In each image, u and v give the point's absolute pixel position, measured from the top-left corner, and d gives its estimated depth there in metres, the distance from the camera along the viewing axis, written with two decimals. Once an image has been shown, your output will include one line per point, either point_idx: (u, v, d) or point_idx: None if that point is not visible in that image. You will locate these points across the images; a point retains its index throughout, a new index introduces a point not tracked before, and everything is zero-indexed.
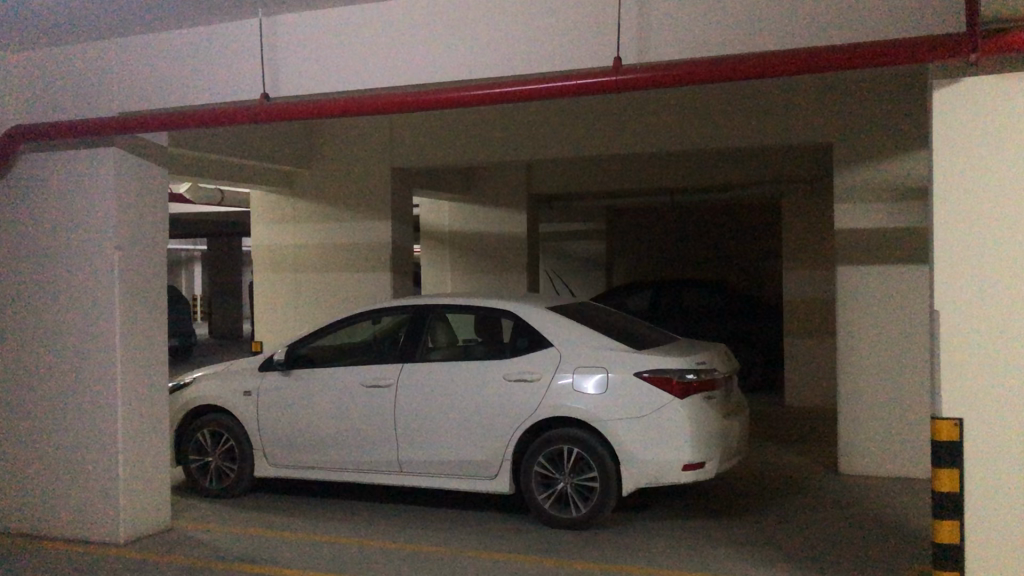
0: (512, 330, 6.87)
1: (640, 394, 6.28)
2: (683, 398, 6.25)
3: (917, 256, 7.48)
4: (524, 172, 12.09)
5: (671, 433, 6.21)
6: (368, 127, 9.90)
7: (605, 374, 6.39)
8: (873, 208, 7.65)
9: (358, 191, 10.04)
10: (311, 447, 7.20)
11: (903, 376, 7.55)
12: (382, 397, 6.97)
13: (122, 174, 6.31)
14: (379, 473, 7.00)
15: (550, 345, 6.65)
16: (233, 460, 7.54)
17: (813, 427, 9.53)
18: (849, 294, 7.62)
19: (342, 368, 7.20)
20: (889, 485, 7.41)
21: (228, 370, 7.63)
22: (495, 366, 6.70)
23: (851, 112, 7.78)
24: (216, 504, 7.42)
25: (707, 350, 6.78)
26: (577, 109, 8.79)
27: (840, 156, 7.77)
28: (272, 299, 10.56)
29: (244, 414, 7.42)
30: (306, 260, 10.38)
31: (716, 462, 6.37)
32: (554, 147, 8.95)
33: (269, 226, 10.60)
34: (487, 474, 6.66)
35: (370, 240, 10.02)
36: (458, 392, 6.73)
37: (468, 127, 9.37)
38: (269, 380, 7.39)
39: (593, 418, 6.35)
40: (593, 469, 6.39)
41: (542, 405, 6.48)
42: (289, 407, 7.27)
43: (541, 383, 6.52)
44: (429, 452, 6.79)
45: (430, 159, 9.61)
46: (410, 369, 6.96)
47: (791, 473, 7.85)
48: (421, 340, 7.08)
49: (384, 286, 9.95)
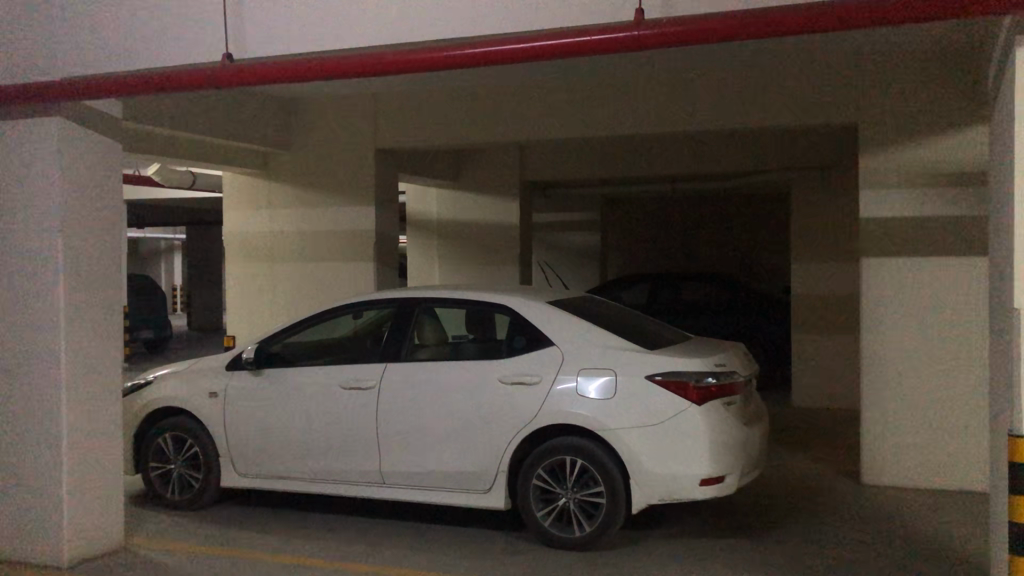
0: (509, 328, 6.16)
1: (652, 400, 5.60)
2: (700, 405, 5.57)
3: (950, 247, 6.94)
4: (518, 156, 11.40)
5: (686, 444, 5.53)
6: (352, 105, 9.17)
7: (613, 377, 5.71)
8: (906, 195, 7.10)
9: (341, 174, 9.31)
10: (283, 455, 6.48)
11: (931, 377, 7.01)
12: (362, 401, 6.26)
13: (70, 146, 5.56)
14: (359, 485, 6.29)
15: (550, 345, 5.95)
16: (198, 469, 6.80)
17: (828, 431, 8.90)
18: (875, 287, 7.11)
19: (318, 367, 6.49)
20: (919, 501, 6.79)
21: (193, 369, 6.90)
22: (490, 367, 6.00)
23: (885, 87, 7.21)
24: (179, 518, 6.69)
25: (725, 350, 6.09)
26: (584, 87, 8.21)
27: (867, 137, 7.23)
28: (247, 290, 9.83)
29: (209, 418, 6.70)
30: (283, 249, 9.63)
31: (736, 476, 5.69)
32: (557, 129, 8.37)
33: (243, 212, 9.85)
34: (480, 488, 5.96)
35: (352, 228, 9.28)
36: (448, 397, 6.02)
37: (462, 105, 8.72)
38: (238, 380, 6.67)
39: (599, 426, 5.66)
40: (599, 483, 5.70)
41: (542, 412, 5.78)
42: (260, 410, 6.55)
43: (540, 386, 5.82)
44: (415, 463, 6.09)
45: (418, 141, 8.91)
46: (393, 370, 6.25)
47: (809, 485, 7.21)
48: (406, 337, 6.37)
49: (367, 278, 9.22)
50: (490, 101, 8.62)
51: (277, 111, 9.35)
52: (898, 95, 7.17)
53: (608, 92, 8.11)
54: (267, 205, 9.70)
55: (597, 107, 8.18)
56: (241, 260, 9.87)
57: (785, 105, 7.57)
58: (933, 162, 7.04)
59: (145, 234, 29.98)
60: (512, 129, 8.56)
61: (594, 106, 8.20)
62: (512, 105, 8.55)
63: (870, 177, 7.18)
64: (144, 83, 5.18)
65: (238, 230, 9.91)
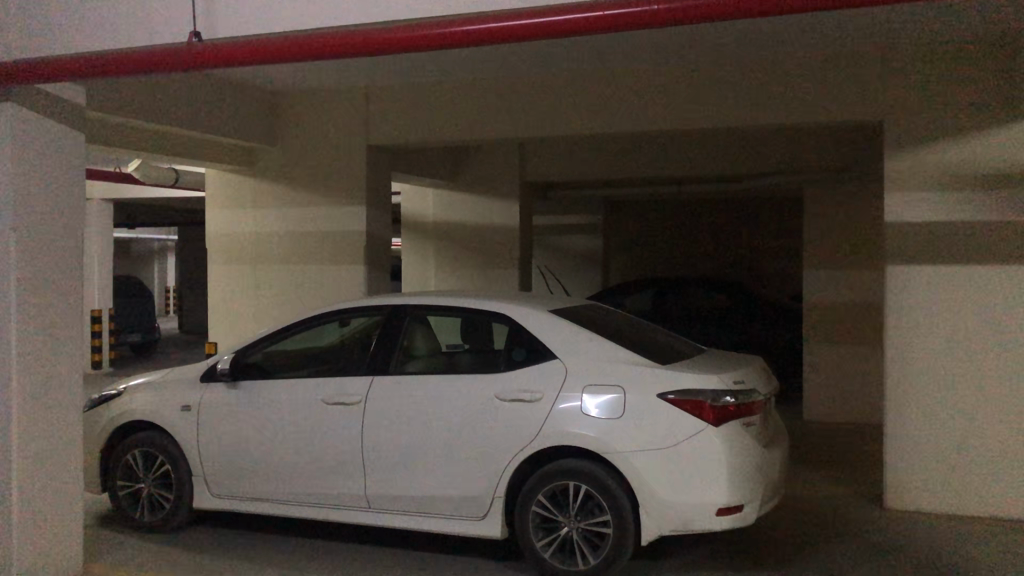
0: (508, 337, 5.65)
1: (663, 420, 5.09)
2: (717, 426, 5.06)
3: (979, 253, 6.61)
4: (518, 155, 10.91)
5: (701, 470, 5.02)
6: (342, 97, 8.67)
7: (621, 395, 5.19)
8: (932, 197, 6.76)
9: (330, 172, 8.80)
10: (260, 475, 5.96)
11: (957, 391, 6.64)
12: (346, 417, 5.74)
13: (24, 134, 5.03)
14: (343, 509, 5.77)
15: (552, 358, 5.44)
16: (169, 488, 6.28)
17: (844, 448, 8.41)
18: (900, 294, 6.79)
19: (300, 380, 5.97)
20: (947, 530, 6.29)
21: (165, 380, 6.38)
22: (486, 382, 5.48)
23: (913, 87, 6.89)
24: (147, 542, 6.17)
25: (743, 365, 5.56)
26: (590, 79, 7.80)
27: (893, 138, 6.92)
28: (230, 294, 9.32)
29: (182, 434, 6.18)
30: (268, 252, 9.13)
31: (755, 505, 5.17)
32: (560, 125, 7.92)
33: (228, 212, 9.36)
34: (474, 514, 5.45)
35: (342, 230, 8.77)
36: (440, 415, 5.51)
37: (460, 98, 8.25)
38: (212, 393, 6.15)
39: (605, 449, 5.15)
40: (605, 511, 5.18)
41: (542, 433, 5.27)
42: (236, 426, 6.03)
43: (541, 404, 5.31)
44: (404, 487, 5.57)
45: (412, 137, 8.41)
46: (381, 383, 5.73)
47: (828, 510, 6.72)
48: (395, 348, 5.85)
49: (357, 283, 8.71)
50: (490, 94, 8.15)
51: (262, 103, 8.85)
52: (927, 94, 6.86)
53: (619, 88, 7.74)
54: (252, 204, 9.20)
55: (606, 103, 7.79)
56: (225, 262, 9.36)
57: (806, 102, 7.21)
58: (963, 165, 6.72)
59: (137, 234, 29.44)
60: (513, 125, 8.08)
61: (602, 101, 7.80)
62: (512, 99, 8.08)
63: (895, 179, 6.88)
64: (108, 63, 4.79)
65: (221, 230, 9.41)
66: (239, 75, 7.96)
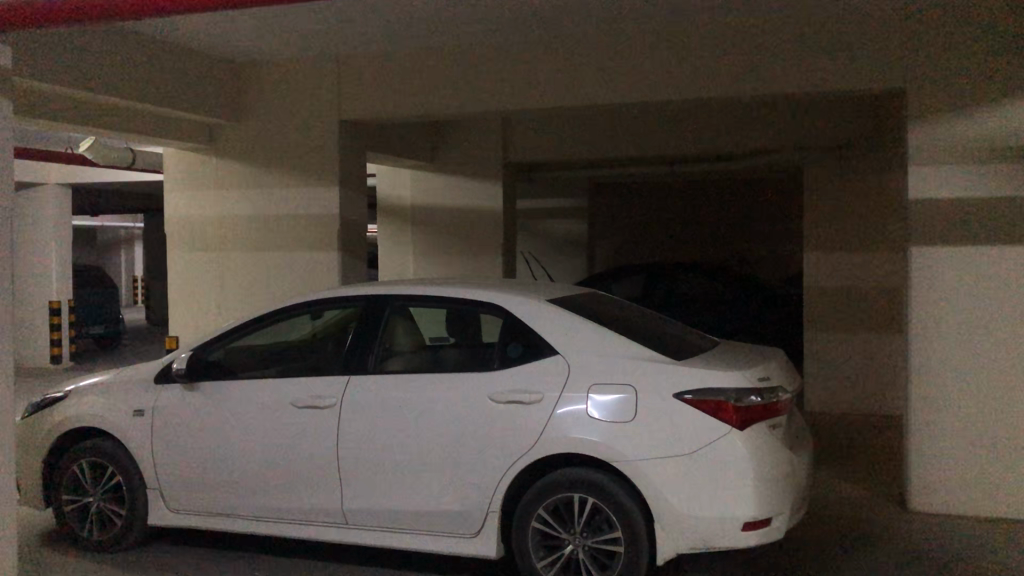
0: (501, 331, 5.02)
1: (682, 423, 4.49)
2: (742, 430, 4.47)
3: (1007, 234, 6.19)
4: (501, 132, 10.32)
5: (725, 479, 4.42)
6: (313, 67, 8.02)
7: (632, 395, 4.58)
8: (957, 172, 6.30)
9: (300, 149, 8.12)
10: (223, 488, 5.31)
11: (985, 381, 6.20)
12: (320, 423, 5.09)
13: None
14: (318, 526, 5.13)
15: (553, 354, 4.82)
16: (120, 503, 5.60)
17: (852, 443, 7.92)
18: (925, 278, 6.31)
19: (267, 380, 5.32)
20: (981, 535, 5.79)
21: (116, 381, 5.69)
22: (478, 382, 4.86)
23: (932, 52, 6.41)
24: (94, 565, 5.48)
25: (766, 359, 4.99)
26: (586, 47, 7.26)
27: (912, 108, 6.43)
28: (192, 284, 8.62)
29: (135, 443, 5.51)
30: (233, 238, 8.43)
31: (785, 517, 4.60)
32: (552, 97, 7.36)
33: (189, 194, 8.68)
34: (466, 532, 4.83)
35: (314, 214, 8.09)
36: (426, 420, 4.88)
37: (442, 67, 7.65)
38: (167, 396, 5.48)
39: (615, 458, 4.55)
40: (616, 528, 4.58)
41: (543, 440, 4.65)
42: (195, 433, 5.37)
43: (541, 406, 4.69)
44: (385, 501, 4.94)
45: (391, 111, 7.79)
46: (359, 385, 5.09)
47: (846, 516, 6.20)
48: (374, 344, 5.21)
49: (330, 273, 8.04)
50: (474, 62, 7.57)
51: (224, 74, 8.19)
52: (950, 59, 6.36)
53: (614, 56, 7.19)
54: (214, 186, 8.53)
55: (601, 71, 7.24)
56: (186, 250, 8.67)
57: (814, 69, 6.72)
58: (989, 137, 6.27)
59: (102, 223, 28.47)
60: (500, 97, 7.49)
61: (595, 68, 7.24)
62: (498, 68, 7.51)
63: (917, 153, 6.38)
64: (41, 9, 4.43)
65: (181, 216, 8.71)
66: (201, 36, 7.35)
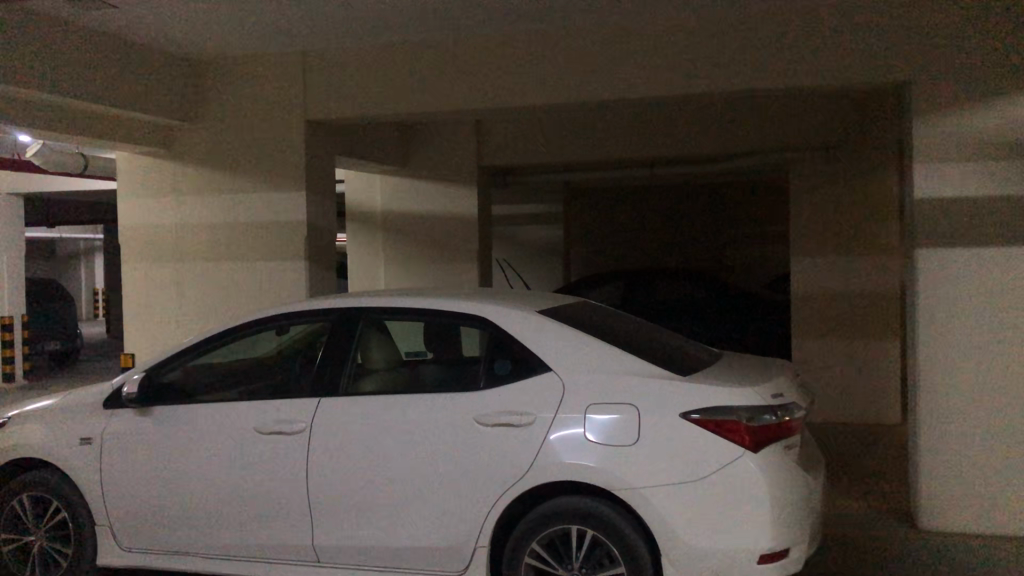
0: (487, 346, 4.57)
1: (690, 447, 4.07)
2: (756, 451, 4.06)
3: (1016, 234, 5.89)
4: (476, 134, 9.93)
5: (738, 507, 4.01)
6: (277, 65, 7.57)
7: (634, 415, 4.15)
8: (962, 169, 6.00)
9: (264, 152, 7.63)
10: (180, 525, 4.81)
11: (996, 389, 5.88)
12: (287, 452, 4.61)
13: None
14: (286, 566, 4.64)
15: (545, 371, 4.38)
16: (65, 540, 5.06)
17: (850, 458, 7.57)
18: (933, 282, 6.01)
19: (227, 404, 4.83)
20: (998, 556, 5.44)
21: (61, 406, 5.16)
22: (462, 403, 4.41)
23: (937, 43, 6.09)
24: None
25: (776, 372, 4.59)
26: (568, 40, 6.90)
27: (915, 101, 6.12)
28: (149, 298, 8.08)
29: (82, 473, 4.98)
30: (193, 247, 7.93)
31: (804, 546, 4.19)
32: (532, 95, 6.99)
33: (146, 201, 8.16)
34: (450, 570, 4.38)
35: (280, 221, 7.59)
36: (405, 447, 4.42)
37: (416, 63, 7.23)
38: (117, 423, 4.97)
39: (617, 485, 4.11)
40: (618, 563, 4.15)
41: (536, 466, 4.21)
42: (149, 464, 4.86)
43: (533, 430, 4.25)
44: (361, 536, 4.48)
45: (362, 111, 7.35)
46: (330, 408, 4.62)
47: (853, 538, 5.83)
48: (346, 361, 4.75)
49: (297, 283, 7.55)
50: (452, 58, 7.15)
51: (183, 72, 7.71)
52: (954, 51, 6.06)
53: (601, 51, 6.83)
54: (174, 193, 8.03)
55: (585, 67, 6.88)
56: (143, 260, 8.14)
57: (810, 63, 6.41)
58: (996, 131, 5.96)
59: (62, 234, 27.60)
60: (479, 94, 7.09)
61: (581, 63, 6.88)
62: (477, 65, 7.11)
63: (920, 150, 6.07)
64: None
65: (138, 225, 8.19)
66: (158, 28, 6.89)
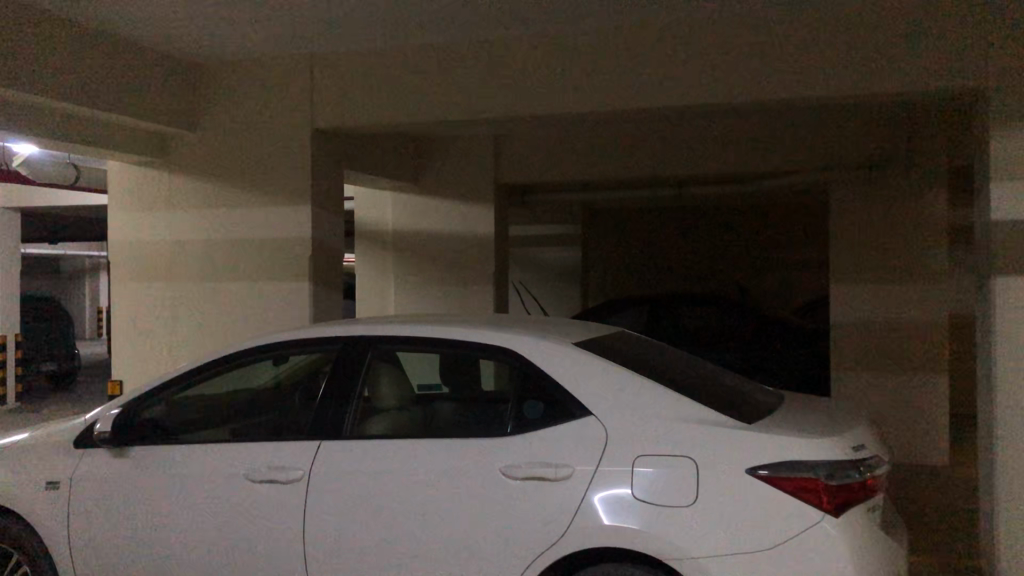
0: (515, 383, 3.94)
1: (758, 510, 3.42)
2: (836, 516, 3.41)
3: None
4: (494, 149, 9.36)
5: None
6: (283, 71, 7.00)
7: (691, 469, 3.51)
8: None
9: (266, 165, 7.05)
10: None
11: None
12: (280, 504, 3.98)
13: None
14: None
15: (584, 415, 3.74)
16: None
17: (903, 505, 6.89)
18: (1013, 313, 5.34)
19: (215, 446, 4.20)
20: None
21: (26, 443, 4.54)
22: (486, 451, 3.77)
23: (1016, 47, 5.47)
24: None
25: (853, 420, 3.94)
26: (601, 42, 6.31)
27: (989, 112, 5.49)
28: (140, 320, 7.50)
29: (47, 522, 4.35)
30: (188, 264, 7.34)
31: None
32: (562, 102, 6.39)
33: (138, 215, 7.60)
34: None
35: (284, 236, 6.99)
36: (419, 502, 3.79)
37: (432, 68, 6.64)
38: (88, 466, 4.34)
39: (671, 554, 3.46)
40: None
41: (574, 528, 3.57)
42: (123, 513, 4.23)
43: (570, 486, 3.61)
44: None
45: (373, 119, 6.76)
46: (333, 453, 3.99)
47: None
48: (353, 397, 4.11)
49: (300, 305, 6.93)
50: (474, 62, 6.57)
51: (181, 74, 7.14)
52: None
53: (637, 56, 6.23)
54: (169, 205, 7.46)
55: (621, 72, 6.27)
56: (135, 279, 7.55)
57: (870, 70, 5.81)
58: None
59: (65, 251, 27.14)
60: (502, 101, 6.49)
61: (615, 68, 6.29)
62: (501, 68, 6.51)
63: (1001, 165, 5.41)
64: None
65: (130, 240, 7.62)
66: (158, 27, 6.32)
